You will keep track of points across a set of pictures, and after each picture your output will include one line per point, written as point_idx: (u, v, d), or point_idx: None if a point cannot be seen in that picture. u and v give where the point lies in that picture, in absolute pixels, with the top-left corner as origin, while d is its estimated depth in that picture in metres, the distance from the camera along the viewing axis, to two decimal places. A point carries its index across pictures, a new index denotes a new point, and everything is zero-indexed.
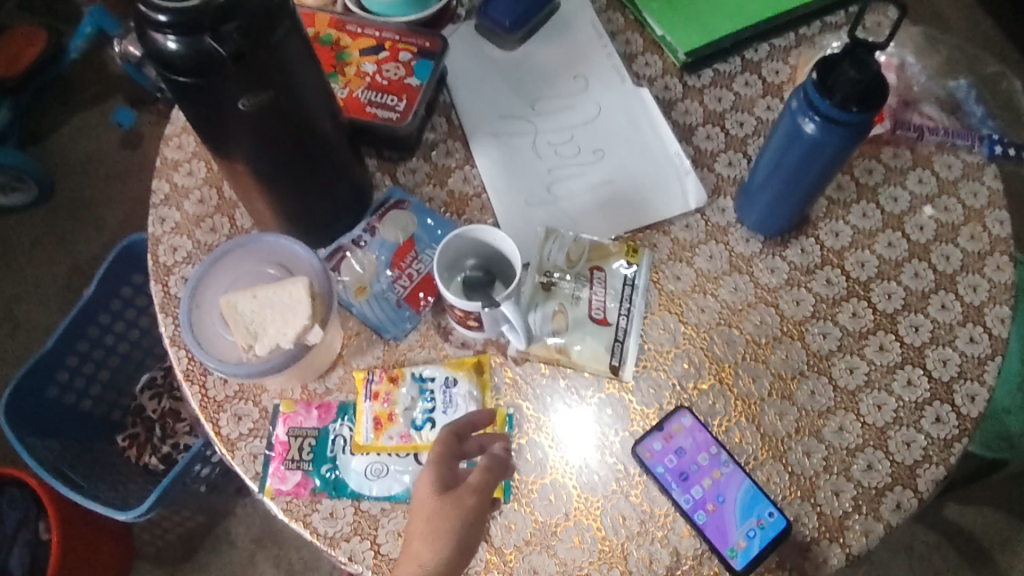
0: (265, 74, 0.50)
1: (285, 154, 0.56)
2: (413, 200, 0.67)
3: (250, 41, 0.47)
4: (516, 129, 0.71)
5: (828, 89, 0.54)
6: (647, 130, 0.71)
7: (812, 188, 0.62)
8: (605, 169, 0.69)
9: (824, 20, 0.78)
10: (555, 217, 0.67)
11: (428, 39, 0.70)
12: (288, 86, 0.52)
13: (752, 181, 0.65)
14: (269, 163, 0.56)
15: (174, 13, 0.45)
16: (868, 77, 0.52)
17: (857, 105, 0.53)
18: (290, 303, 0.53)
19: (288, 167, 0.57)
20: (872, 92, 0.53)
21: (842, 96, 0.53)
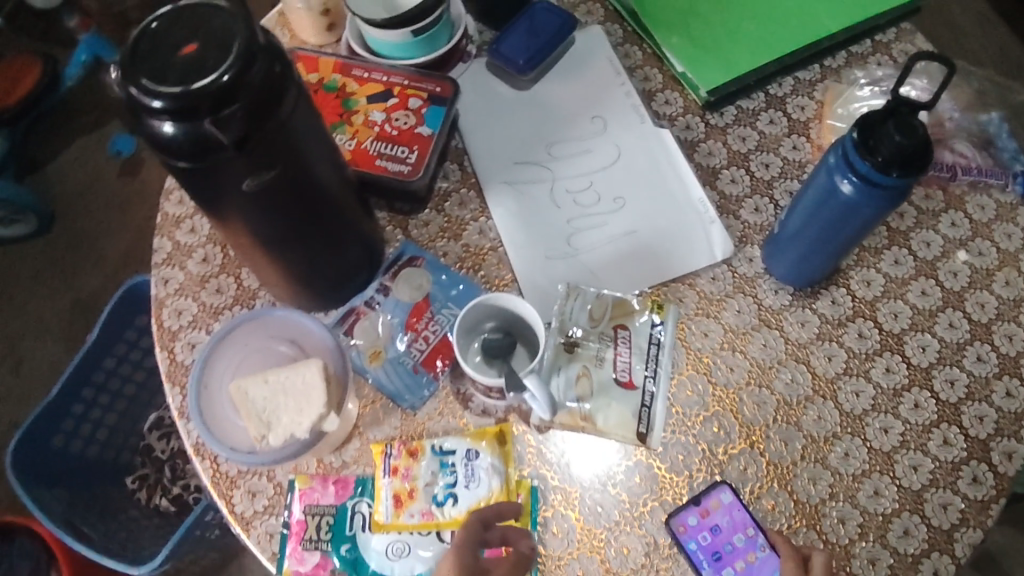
0: (274, 153, 0.48)
1: (297, 220, 0.54)
2: (426, 255, 0.65)
3: (254, 119, 0.45)
4: (533, 176, 0.68)
5: (870, 149, 0.51)
6: (669, 174, 0.68)
7: (844, 246, 0.59)
8: (626, 219, 0.66)
9: (849, 51, 0.76)
10: (576, 272, 0.64)
11: (438, 84, 0.67)
12: (293, 161, 0.50)
13: (781, 234, 0.62)
14: (276, 231, 0.54)
15: (169, 99, 0.42)
16: (911, 141, 0.50)
17: (900, 169, 0.51)
18: (305, 388, 0.51)
19: (297, 233, 0.55)
20: (917, 155, 0.50)
21: (884, 157, 0.51)
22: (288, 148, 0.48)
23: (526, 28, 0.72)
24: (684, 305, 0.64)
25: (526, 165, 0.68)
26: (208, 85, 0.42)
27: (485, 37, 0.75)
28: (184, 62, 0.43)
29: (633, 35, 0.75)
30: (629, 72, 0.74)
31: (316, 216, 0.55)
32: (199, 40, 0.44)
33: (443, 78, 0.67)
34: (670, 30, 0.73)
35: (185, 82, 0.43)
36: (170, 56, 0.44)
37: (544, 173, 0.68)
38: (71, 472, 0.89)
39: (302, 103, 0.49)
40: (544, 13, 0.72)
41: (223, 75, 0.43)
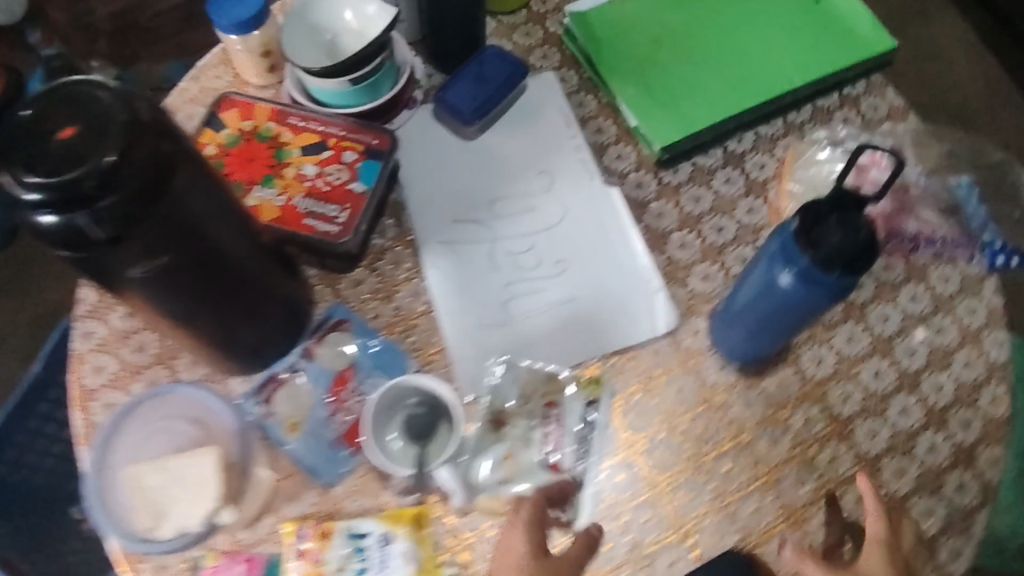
0: (165, 236, 0.45)
1: (201, 293, 0.51)
2: (355, 318, 0.62)
3: (131, 209, 0.42)
4: (473, 236, 0.65)
5: (811, 243, 0.47)
6: (615, 238, 0.65)
7: (789, 328, 0.55)
8: (567, 285, 0.64)
9: (815, 105, 0.72)
10: (510, 341, 0.61)
11: (376, 136, 0.64)
12: (186, 242, 0.47)
13: (727, 307, 0.58)
14: (177, 305, 0.51)
15: (44, 192, 0.39)
16: (851, 241, 0.46)
17: (839, 269, 0.46)
18: (201, 479, 0.50)
19: (203, 306, 0.52)
20: (858, 256, 0.46)
21: (823, 255, 0.46)
22: (178, 230, 0.46)
23: (475, 74, 0.68)
24: (624, 380, 0.61)
25: (466, 223, 0.65)
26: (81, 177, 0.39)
27: (433, 81, 0.71)
28: (63, 147, 0.40)
29: (589, 82, 0.72)
30: (582, 123, 0.70)
31: (224, 287, 0.53)
32: (78, 122, 0.41)
33: (382, 130, 0.64)
34: (625, 79, 0.69)
35: (59, 172, 0.39)
36: (45, 141, 0.40)
37: (483, 232, 0.65)
38: (12, 509, 0.86)
39: (193, 181, 0.46)
40: (494, 58, 0.68)
41: (100, 164, 0.39)
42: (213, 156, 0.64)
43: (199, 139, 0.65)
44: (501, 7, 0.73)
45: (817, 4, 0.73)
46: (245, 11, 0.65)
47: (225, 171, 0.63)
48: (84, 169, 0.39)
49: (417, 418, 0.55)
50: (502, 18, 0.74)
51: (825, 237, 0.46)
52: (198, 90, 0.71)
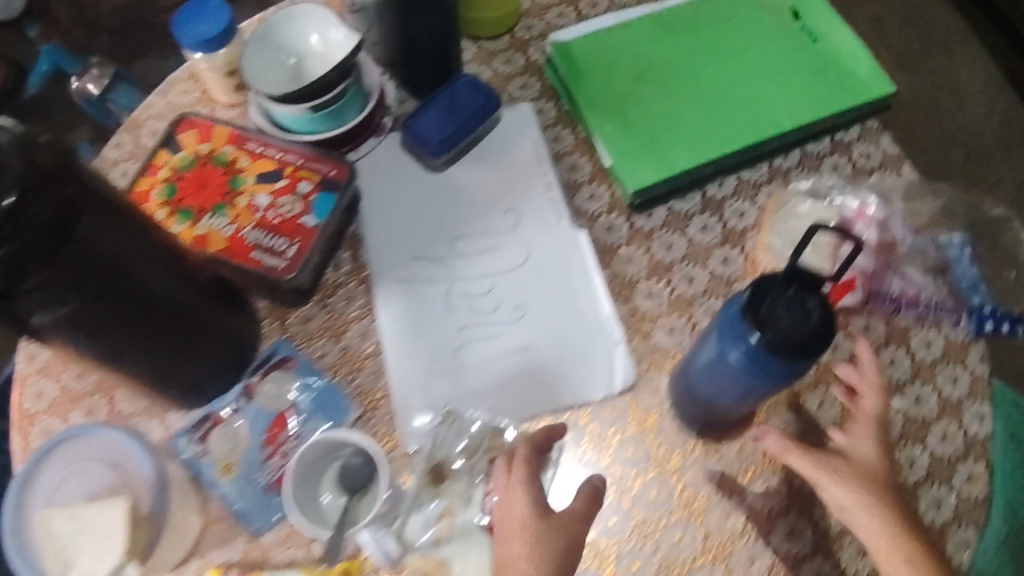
0: (78, 278, 0.45)
1: (136, 338, 0.51)
2: (301, 357, 0.61)
3: (34, 250, 0.42)
4: (429, 275, 0.62)
5: (760, 322, 0.46)
6: (579, 285, 0.62)
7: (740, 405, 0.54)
8: (523, 333, 0.61)
9: (804, 150, 0.68)
10: (458, 392, 0.59)
11: (334, 166, 0.62)
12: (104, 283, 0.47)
13: (680, 375, 0.57)
14: (110, 350, 0.51)
15: None
16: (802, 325, 0.45)
17: (786, 352, 0.45)
18: (106, 532, 0.49)
19: (136, 349, 0.52)
20: (807, 341, 0.45)
21: (769, 337, 0.45)
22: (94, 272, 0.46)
23: (445, 104, 0.64)
24: (574, 438, 0.58)
25: (424, 261, 0.63)
26: None
27: (405, 107, 0.68)
28: None
29: (567, 115, 0.68)
30: (556, 158, 0.67)
31: (159, 330, 0.52)
32: None
33: (340, 160, 0.62)
34: (604, 115, 0.66)
35: None
36: None
37: (441, 272, 0.62)
38: None
39: (101, 220, 0.46)
40: (466, 87, 0.64)
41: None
42: (166, 180, 0.61)
43: (154, 161, 0.62)
44: (482, 32, 0.70)
45: (814, 42, 0.69)
46: (213, 27, 0.62)
47: (176, 197, 0.61)
48: None
49: (352, 474, 0.53)
50: (483, 44, 0.70)
51: (774, 317, 0.45)
52: (166, 104, 0.68)
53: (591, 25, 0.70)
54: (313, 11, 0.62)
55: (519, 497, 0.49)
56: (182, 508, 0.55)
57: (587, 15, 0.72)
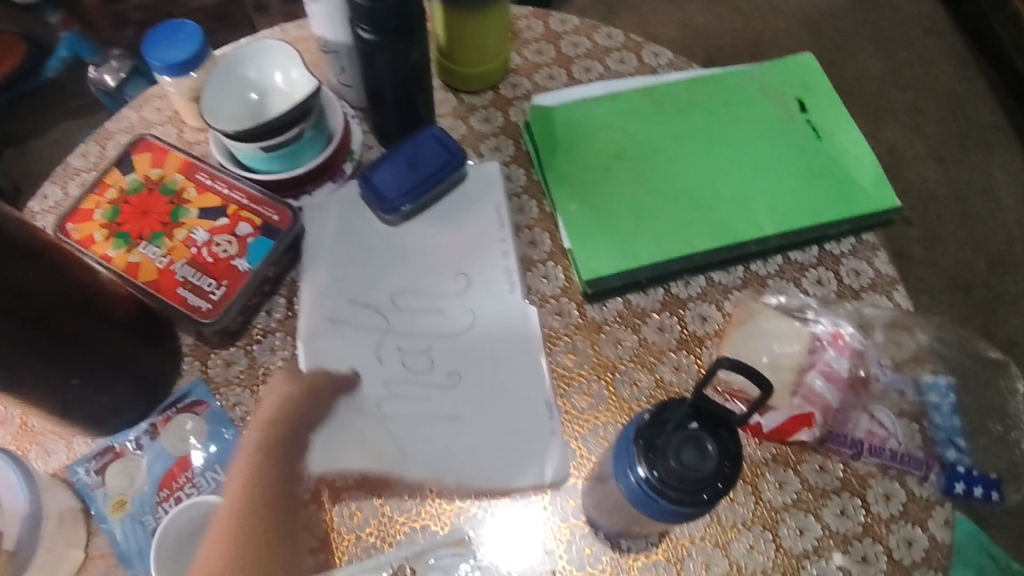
0: None
1: (48, 374, 0.49)
2: (213, 403, 0.58)
3: None
4: (365, 323, 0.59)
5: (653, 451, 0.41)
6: (522, 362, 0.58)
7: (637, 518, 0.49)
8: (452, 400, 0.56)
9: (787, 257, 0.64)
10: (382, 445, 0.54)
11: (278, 211, 0.60)
12: (7, 309, 0.44)
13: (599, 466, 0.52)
14: (18, 387, 0.48)
15: None
16: (695, 468, 0.40)
17: (672, 495, 0.40)
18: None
19: (40, 386, 0.49)
20: (699, 486, 0.40)
21: (659, 475, 0.40)
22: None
23: (408, 157, 0.61)
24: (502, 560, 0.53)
25: (361, 305, 0.59)
26: None
27: (370, 153, 0.67)
28: None
29: (537, 185, 0.66)
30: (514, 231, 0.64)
31: (71, 365, 0.50)
32: None
33: (286, 205, 0.60)
34: (571, 192, 0.62)
35: None
36: None
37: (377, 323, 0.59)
38: None
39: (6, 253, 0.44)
40: (432, 142, 0.62)
41: None
42: (111, 202, 0.60)
43: (105, 178, 0.61)
44: (464, 86, 0.69)
45: (818, 140, 0.65)
46: (178, 54, 0.61)
47: (118, 221, 0.59)
48: None
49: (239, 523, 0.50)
50: (463, 97, 0.69)
51: (667, 454, 0.40)
52: (137, 119, 0.69)
53: (576, 93, 0.68)
54: (278, 48, 0.61)
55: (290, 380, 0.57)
56: (61, 540, 0.52)
57: (578, 78, 0.71)
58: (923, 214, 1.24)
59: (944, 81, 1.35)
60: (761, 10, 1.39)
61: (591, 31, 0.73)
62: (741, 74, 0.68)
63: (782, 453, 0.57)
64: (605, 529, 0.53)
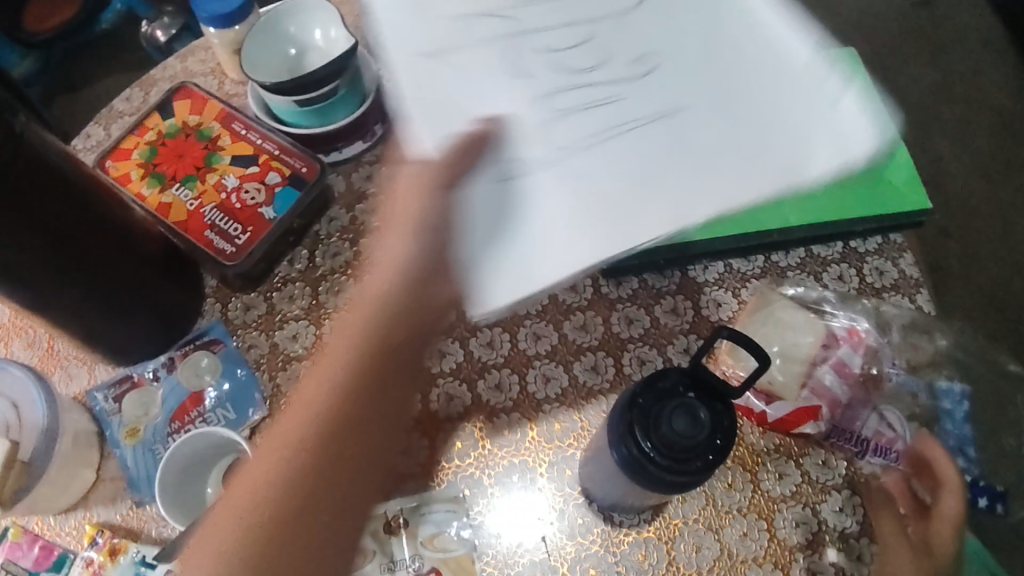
0: (7, 229, 0.44)
1: (79, 303, 0.51)
2: (230, 343, 0.60)
3: None
4: (518, 92, 0.42)
5: (647, 418, 0.41)
6: (762, 57, 0.41)
7: (637, 492, 0.49)
8: (655, 91, 0.41)
9: (809, 250, 0.63)
10: (540, 215, 0.39)
11: (307, 163, 0.61)
12: (29, 231, 0.45)
13: (599, 446, 0.51)
14: (45, 308, 0.50)
15: None
16: (691, 435, 0.40)
17: (663, 463, 0.40)
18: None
19: (63, 310, 0.51)
20: (691, 454, 0.40)
21: (652, 442, 0.40)
22: (23, 219, 0.45)
23: None
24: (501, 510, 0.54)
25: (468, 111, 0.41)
26: None
27: None
28: None
29: None
30: None
31: (96, 291, 0.51)
32: None
33: (314, 159, 0.61)
34: None
35: None
36: None
37: (534, 119, 0.41)
38: None
39: (40, 178, 0.45)
40: None
41: None
42: (150, 144, 0.63)
43: (146, 121, 0.64)
44: None
45: None
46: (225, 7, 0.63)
47: (154, 161, 0.62)
48: None
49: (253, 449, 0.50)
50: None
51: (663, 422, 0.41)
52: (180, 68, 0.71)
53: None
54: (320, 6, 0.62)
55: (424, 207, 0.42)
56: (75, 460, 0.54)
57: None
58: (966, 230, 1.21)
59: (1000, 96, 1.32)
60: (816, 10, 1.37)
61: None
62: None
63: (785, 444, 0.57)
64: (598, 501, 0.54)
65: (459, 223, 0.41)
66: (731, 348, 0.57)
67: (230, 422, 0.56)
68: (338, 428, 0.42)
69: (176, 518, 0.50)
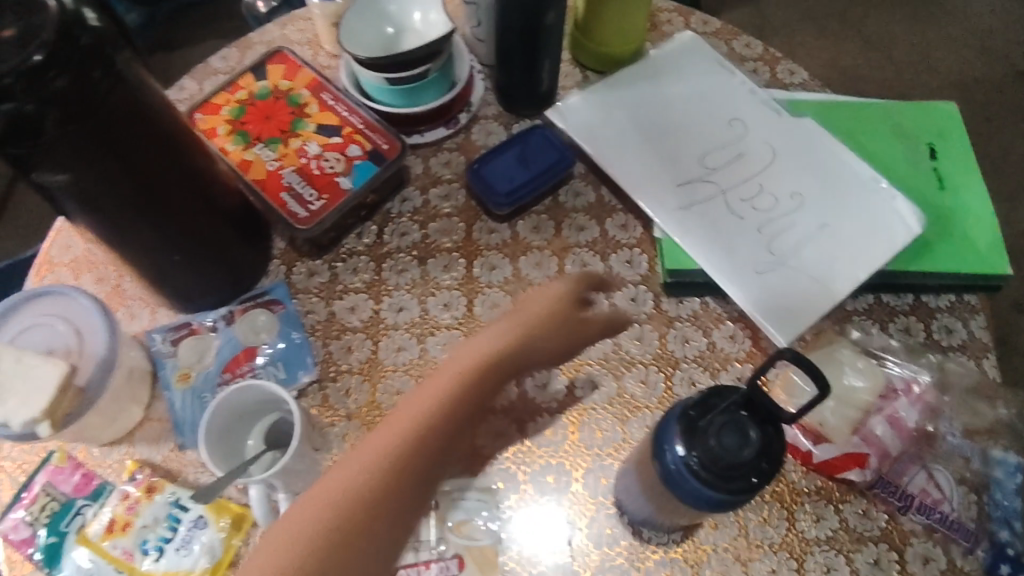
0: (87, 154, 0.45)
1: (152, 240, 0.52)
2: (289, 305, 0.60)
3: (58, 120, 0.42)
4: (713, 204, 0.62)
5: (693, 431, 0.40)
6: (823, 160, 0.64)
7: (672, 508, 0.48)
8: (782, 183, 0.63)
9: (878, 298, 0.62)
10: (791, 282, 0.59)
11: (389, 141, 0.62)
12: (113, 167, 0.47)
13: (640, 455, 0.50)
14: (117, 238, 0.51)
15: None
16: (739, 454, 0.39)
17: (705, 477, 0.39)
18: (40, 382, 0.48)
19: (134, 245, 0.52)
20: (734, 473, 0.39)
21: (695, 456, 0.40)
22: (109, 149, 0.46)
23: (518, 153, 0.63)
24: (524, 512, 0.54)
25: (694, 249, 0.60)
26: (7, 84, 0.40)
27: (488, 109, 0.69)
28: None
29: None
30: (608, 212, 0.64)
31: (171, 230, 0.52)
32: None
33: (397, 138, 0.62)
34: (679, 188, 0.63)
35: None
36: None
37: (738, 228, 0.61)
38: None
39: (129, 112, 0.46)
40: (540, 140, 0.63)
41: (33, 56, 0.40)
42: (239, 102, 0.64)
43: (239, 81, 0.66)
44: (591, 62, 0.70)
45: (940, 190, 0.63)
46: None
47: (242, 120, 0.63)
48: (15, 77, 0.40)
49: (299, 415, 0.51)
50: (588, 75, 0.71)
51: (709, 436, 0.40)
52: (280, 35, 0.73)
53: (704, 81, 0.68)
54: None
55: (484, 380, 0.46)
56: (127, 394, 0.55)
57: None
58: None
59: None
60: (914, 70, 1.35)
61: (730, 37, 0.73)
62: (880, 108, 0.67)
63: (827, 488, 0.56)
64: (629, 515, 0.53)
65: (761, 294, 0.58)
66: (787, 379, 0.56)
67: (279, 381, 0.57)
68: (362, 488, 0.40)
69: (217, 468, 0.50)
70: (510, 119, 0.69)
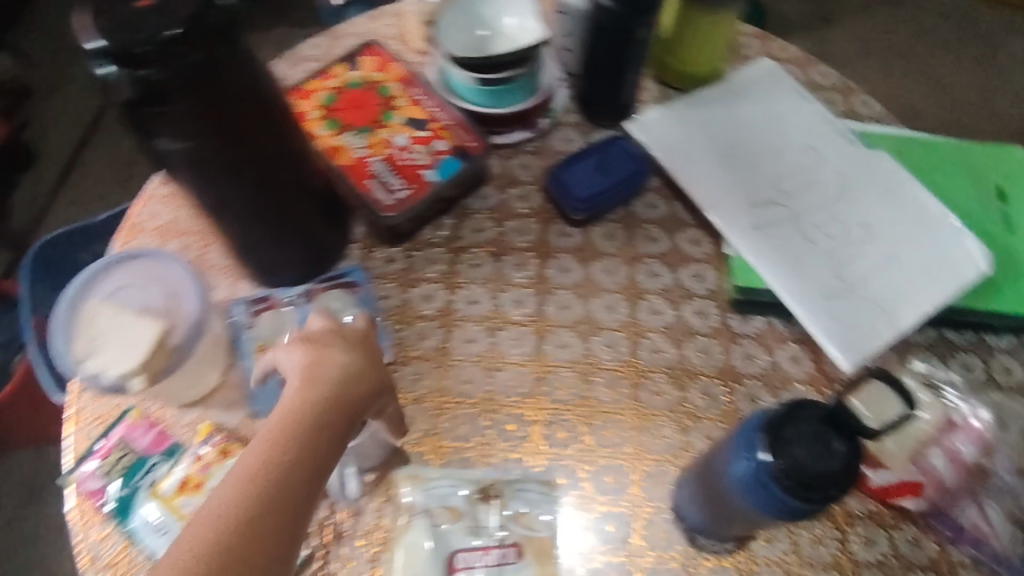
0: (209, 125, 0.47)
1: (250, 213, 0.54)
2: (365, 288, 0.62)
3: (188, 88, 0.44)
4: (786, 227, 0.64)
5: (778, 439, 0.41)
6: (895, 194, 0.65)
7: (734, 516, 0.49)
8: (853, 215, 0.65)
9: (941, 333, 0.63)
10: (860, 308, 0.60)
11: (475, 139, 0.64)
12: (226, 138, 0.48)
13: (705, 463, 0.51)
14: (218, 208, 0.53)
15: (116, 41, 0.41)
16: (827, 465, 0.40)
17: (790, 483, 0.40)
18: (137, 339, 0.50)
19: (233, 216, 0.54)
20: (818, 483, 0.40)
21: (780, 463, 0.41)
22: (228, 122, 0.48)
23: (597, 161, 0.64)
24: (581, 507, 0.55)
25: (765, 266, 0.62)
26: (149, 50, 0.42)
27: (568, 117, 0.71)
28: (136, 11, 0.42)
29: None
30: (679, 226, 0.66)
31: (269, 206, 0.54)
32: None
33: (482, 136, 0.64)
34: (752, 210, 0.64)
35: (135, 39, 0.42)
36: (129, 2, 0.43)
37: (809, 252, 0.63)
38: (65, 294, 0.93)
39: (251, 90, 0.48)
40: (621, 150, 0.65)
41: (177, 29, 0.42)
42: (332, 91, 0.67)
43: (332, 70, 0.68)
44: (672, 81, 0.72)
45: (1010, 233, 0.64)
46: None
47: (334, 107, 0.66)
48: (158, 45, 0.42)
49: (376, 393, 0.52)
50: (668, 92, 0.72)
51: (794, 445, 0.41)
52: (371, 29, 0.75)
53: (784, 108, 0.69)
54: None
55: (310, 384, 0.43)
56: (207, 359, 0.57)
57: None
58: None
59: None
60: (971, 116, 1.36)
61: (808, 67, 0.75)
62: (956, 149, 0.69)
63: (879, 513, 0.57)
64: (686, 521, 0.54)
65: (825, 320, 0.60)
66: None
67: None
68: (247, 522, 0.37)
69: None
70: (589, 128, 0.70)
